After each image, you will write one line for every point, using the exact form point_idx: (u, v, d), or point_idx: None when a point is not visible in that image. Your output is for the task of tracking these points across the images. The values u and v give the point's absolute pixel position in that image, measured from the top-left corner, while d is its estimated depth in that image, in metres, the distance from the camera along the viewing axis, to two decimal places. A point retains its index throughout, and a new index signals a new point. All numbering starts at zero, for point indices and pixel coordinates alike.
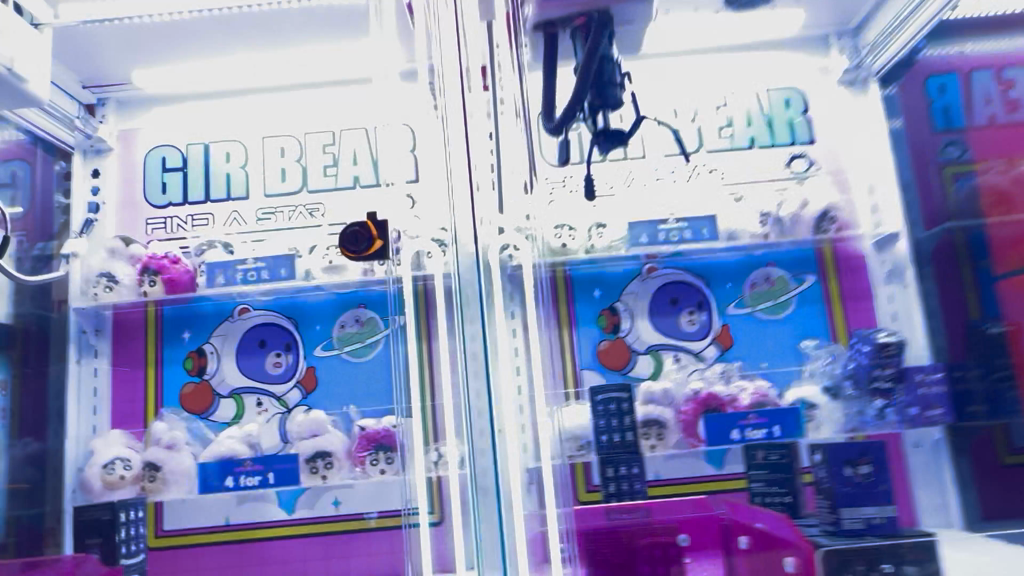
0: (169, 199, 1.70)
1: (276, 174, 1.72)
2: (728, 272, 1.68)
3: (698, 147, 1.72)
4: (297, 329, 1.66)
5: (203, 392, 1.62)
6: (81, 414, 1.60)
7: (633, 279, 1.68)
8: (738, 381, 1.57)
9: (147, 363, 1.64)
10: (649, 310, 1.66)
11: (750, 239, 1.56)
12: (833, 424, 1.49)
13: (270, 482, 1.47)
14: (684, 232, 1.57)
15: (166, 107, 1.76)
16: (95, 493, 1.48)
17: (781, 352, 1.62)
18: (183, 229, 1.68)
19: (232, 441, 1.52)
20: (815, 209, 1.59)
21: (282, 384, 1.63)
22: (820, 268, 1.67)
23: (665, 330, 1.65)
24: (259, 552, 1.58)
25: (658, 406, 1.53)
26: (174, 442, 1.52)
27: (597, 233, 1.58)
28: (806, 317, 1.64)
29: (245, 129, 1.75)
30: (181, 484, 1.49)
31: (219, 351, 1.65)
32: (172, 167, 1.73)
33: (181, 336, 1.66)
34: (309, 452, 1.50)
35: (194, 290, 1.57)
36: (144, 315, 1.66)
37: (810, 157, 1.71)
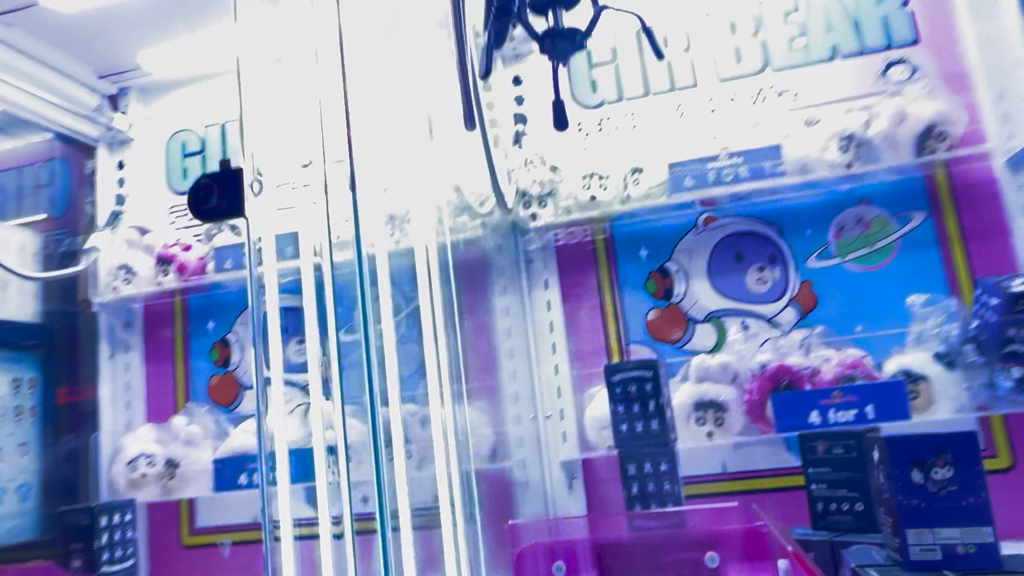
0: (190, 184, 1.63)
1: None
2: (808, 216, 1.35)
3: (764, 66, 1.40)
4: None
5: (228, 384, 1.54)
6: (116, 408, 1.57)
7: (688, 233, 1.39)
8: (821, 351, 1.26)
9: (175, 356, 1.59)
10: (708, 270, 1.37)
11: (827, 171, 1.24)
12: (948, 401, 1.15)
13: None
14: (740, 169, 1.27)
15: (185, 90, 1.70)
16: (120, 490, 1.45)
17: (881, 312, 1.29)
18: None
19: (246, 435, 1.42)
20: (917, 123, 1.22)
21: None
22: (933, 201, 1.30)
23: (730, 292, 1.36)
24: None
25: (714, 385, 1.25)
26: (191, 438, 1.46)
27: (633, 181, 1.33)
28: (915, 265, 1.29)
29: None
30: (198, 481, 1.42)
31: (242, 341, 1.56)
32: (191, 151, 1.66)
33: (205, 326, 1.59)
34: None
35: (205, 277, 1.49)
36: (170, 307, 1.61)
37: (913, 62, 1.34)
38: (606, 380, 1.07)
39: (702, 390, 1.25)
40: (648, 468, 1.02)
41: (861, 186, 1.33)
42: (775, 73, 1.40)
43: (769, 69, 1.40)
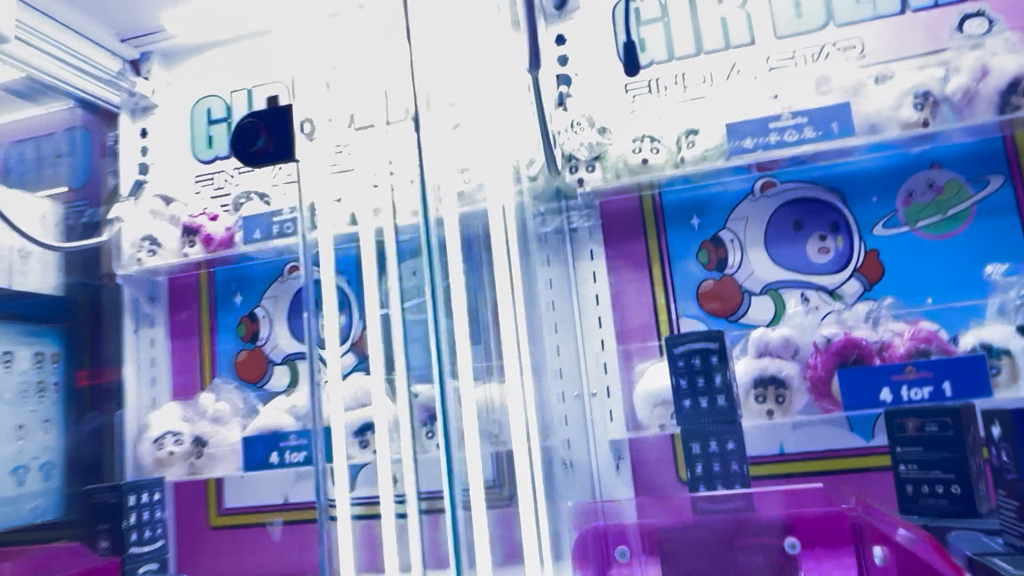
0: (216, 152, 1.59)
1: None
2: (874, 182, 1.26)
3: (826, 21, 1.31)
4: None
5: (255, 360, 1.49)
6: (141, 385, 1.52)
7: (744, 200, 1.31)
8: (891, 324, 1.17)
9: (201, 331, 1.53)
10: (765, 239, 1.29)
11: (902, 130, 1.16)
12: None
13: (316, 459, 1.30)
14: (804, 130, 1.18)
15: (209, 55, 1.63)
16: (146, 469, 1.40)
17: (954, 284, 1.20)
18: (230, 182, 1.55)
19: (277, 413, 1.36)
20: (1000, 77, 1.13)
21: None
22: (1012, 164, 1.20)
23: (788, 263, 1.28)
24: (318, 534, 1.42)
25: (777, 360, 1.17)
26: (219, 415, 1.40)
27: (687, 142, 1.24)
28: (989, 234, 1.20)
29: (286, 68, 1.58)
30: (228, 460, 1.36)
31: (271, 316, 1.50)
32: (217, 118, 1.61)
33: (233, 300, 1.53)
34: None
35: (233, 248, 1.42)
36: (197, 281, 1.55)
37: (991, 14, 1.24)
38: (667, 352, 1.00)
39: (762, 365, 1.17)
40: (713, 448, 0.95)
41: (932, 149, 1.24)
42: (837, 28, 1.30)
43: (831, 24, 1.31)
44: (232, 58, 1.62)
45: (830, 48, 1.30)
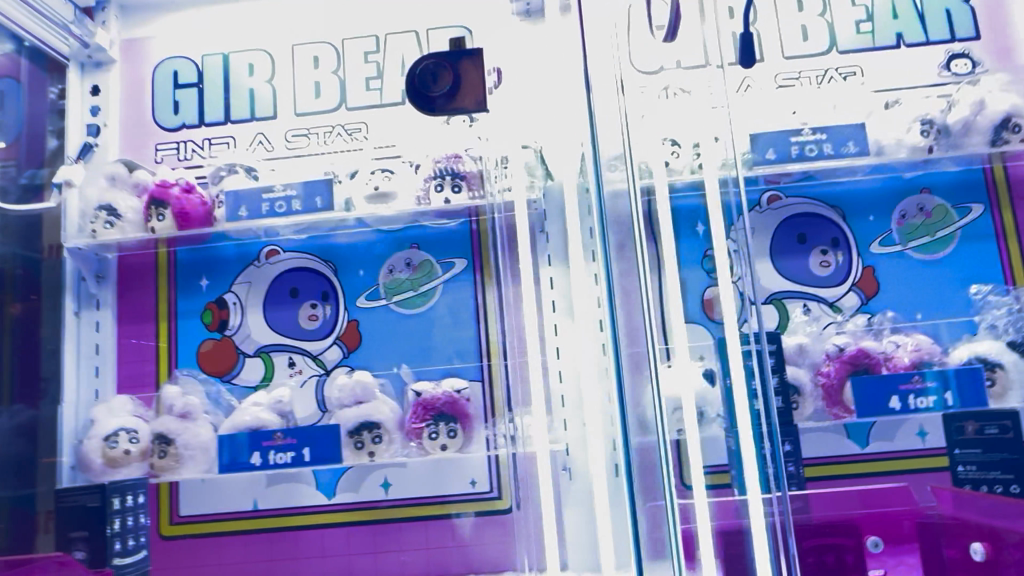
0: (183, 119, 1.42)
1: (309, 90, 1.42)
2: (871, 202, 1.33)
3: (829, 47, 1.37)
4: (336, 277, 1.36)
5: (223, 351, 1.34)
6: (82, 374, 1.34)
7: (751, 211, 1.34)
8: (892, 336, 1.24)
9: (157, 316, 1.37)
10: (771, 250, 1.33)
11: (910, 153, 1.23)
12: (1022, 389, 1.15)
13: (306, 461, 1.19)
14: (823, 146, 1.22)
15: (176, 13, 1.47)
16: (94, 472, 1.21)
17: (941, 301, 1.28)
18: (199, 155, 1.40)
19: (258, 410, 1.24)
20: (995, 113, 1.22)
21: (320, 340, 1.34)
22: (991, 195, 1.32)
23: (792, 273, 1.32)
24: (293, 543, 1.29)
25: (792, 368, 1.20)
26: (189, 410, 1.25)
27: None
28: (971, 257, 1.30)
29: (270, 36, 1.45)
30: (200, 461, 1.22)
31: (243, 303, 1.36)
32: (185, 82, 1.44)
33: (197, 283, 1.37)
34: (352, 423, 1.22)
35: (210, 227, 1.29)
36: (154, 260, 1.38)
37: (974, 56, 1.35)
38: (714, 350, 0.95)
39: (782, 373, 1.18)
40: None
41: (924, 176, 1.32)
42: (840, 55, 1.37)
43: (834, 51, 1.37)
44: (205, 19, 1.46)
45: (834, 72, 1.36)
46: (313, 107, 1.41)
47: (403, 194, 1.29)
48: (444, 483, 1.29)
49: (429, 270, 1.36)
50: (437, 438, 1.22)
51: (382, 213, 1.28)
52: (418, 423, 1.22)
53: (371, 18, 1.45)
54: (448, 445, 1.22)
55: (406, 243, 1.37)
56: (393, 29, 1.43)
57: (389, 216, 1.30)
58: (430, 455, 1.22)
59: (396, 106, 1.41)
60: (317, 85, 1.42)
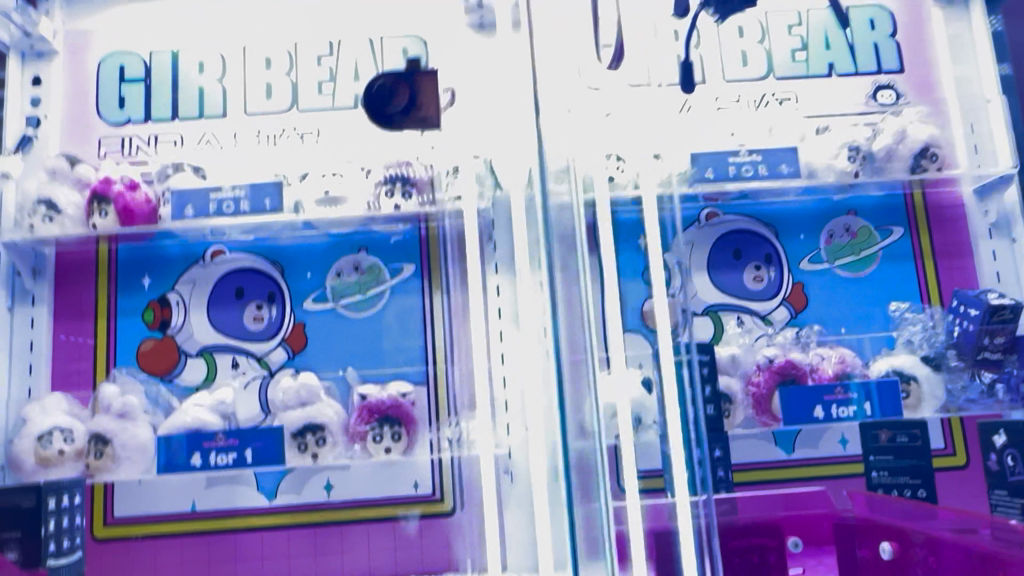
0: (128, 115, 1.40)
1: (259, 90, 1.42)
2: (801, 222, 1.40)
3: (767, 73, 1.45)
4: (282, 278, 1.36)
5: (166, 351, 1.33)
6: (15, 371, 1.30)
7: (690, 226, 1.39)
8: (817, 349, 1.31)
9: (96, 314, 1.34)
10: (708, 265, 1.39)
11: (836, 176, 1.31)
12: (934, 401, 1.24)
13: (248, 462, 1.18)
14: (758, 167, 1.29)
15: (124, 7, 1.45)
16: (26, 472, 1.19)
17: (864, 317, 1.36)
18: (143, 151, 1.38)
19: (200, 410, 1.23)
20: (914, 143, 1.32)
21: (264, 342, 1.34)
22: (910, 219, 1.41)
23: (727, 286, 1.38)
24: (231, 546, 1.29)
25: (726, 377, 1.25)
26: (127, 410, 1.23)
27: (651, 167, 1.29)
28: (891, 277, 1.38)
29: (222, 34, 1.44)
30: (137, 461, 1.20)
31: (187, 302, 1.35)
32: (132, 78, 1.42)
33: (138, 281, 1.35)
34: (296, 425, 1.22)
35: (155, 225, 1.27)
36: (94, 255, 1.36)
37: (898, 88, 1.44)
38: None
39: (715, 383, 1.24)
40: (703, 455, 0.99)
41: (850, 198, 1.41)
42: (777, 81, 1.45)
43: (771, 77, 1.45)
44: (153, 14, 1.44)
45: (771, 97, 1.44)
46: (263, 108, 1.41)
47: (352, 198, 1.30)
48: (388, 487, 1.31)
49: (377, 274, 1.37)
50: (381, 441, 1.23)
51: (333, 217, 1.29)
52: (362, 426, 1.23)
53: (325, 21, 1.45)
54: (392, 448, 1.23)
55: (354, 247, 1.38)
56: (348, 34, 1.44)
57: (338, 220, 1.31)
58: (374, 457, 1.23)
59: (348, 111, 1.42)
60: (268, 86, 1.42)
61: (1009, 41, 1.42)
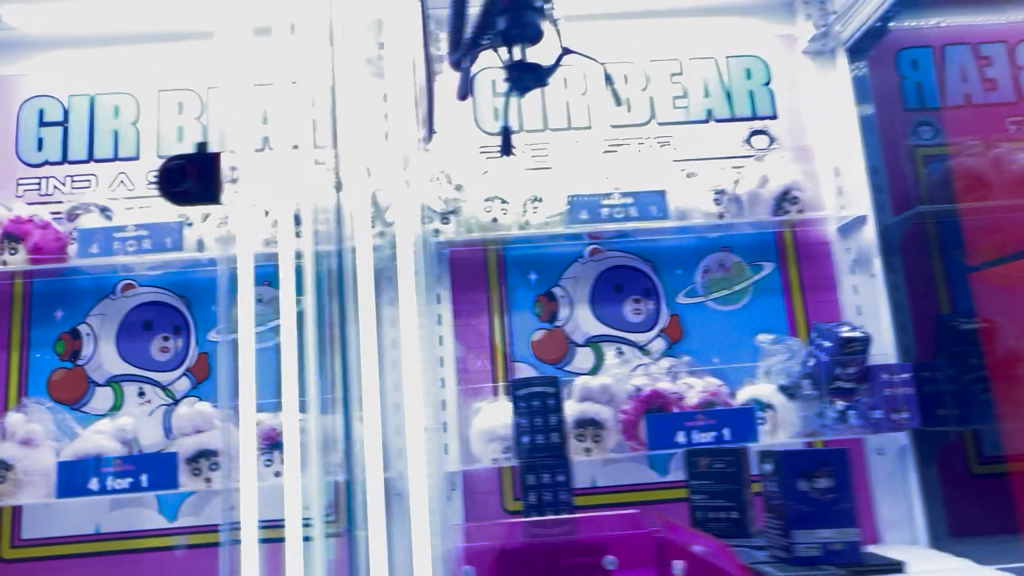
0: (45, 156, 1.49)
1: (171, 133, 1.51)
2: (679, 258, 1.50)
3: (649, 118, 1.55)
4: (188, 311, 1.45)
5: (75, 379, 1.41)
6: None
7: (575, 262, 1.49)
8: (686, 378, 1.40)
9: (10, 345, 1.42)
10: (591, 298, 1.48)
11: (704, 219, 1.41)
12: (790, 427, 1.35)
13: (142, 486, 1.25)
14: (630, 210, 1.38)
15: (46, 53, 1.54)
16: None
17: (735, 347, 1.47)
18: (59, 191, 1.47)
19: (100, 437, 1.30)
20: (776, 187, 1.42)
21: (169, 371, 1.42)
22: (780, 256, 1.51)
23: (608, 319, 1.47)
24: (132, 566, 1.35)
25: (595, 405, 1.34)
26: (31, 437, 1.30)
27: (532, 208, 1.40)
28: (761, 309, 1.49)
29: (138, 80, 1.54)
30: (38, 486, 1.27)
31: (97, 333, 1.43)
32: (50, 121, 1.51)
33: (52, 314, 1.44)
34: (191, 451, 1.31)
35: (63, 262, 1.36)
36: (10, 290, 1.44)
37: (771, 133, 1.56)
38: (511, 394, 1.12)
39: (583, 409, 1.33)
40: (546, 479, 1.08)
41: (724, 236, 1.51)
42: (658, 126, 1.55)
43: (653, 122, 1.55)
44: (73, 62, 1.54)
45: (653, 140, 1.54)
46: (175, 149, 1.50)
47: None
48: None
49: None
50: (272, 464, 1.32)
51: None
52: None
53: None
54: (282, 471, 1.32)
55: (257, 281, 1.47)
56: None
57: None
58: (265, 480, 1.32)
59: None
60: (180, 130, 1.51)
61: (870, 88, 1.55)
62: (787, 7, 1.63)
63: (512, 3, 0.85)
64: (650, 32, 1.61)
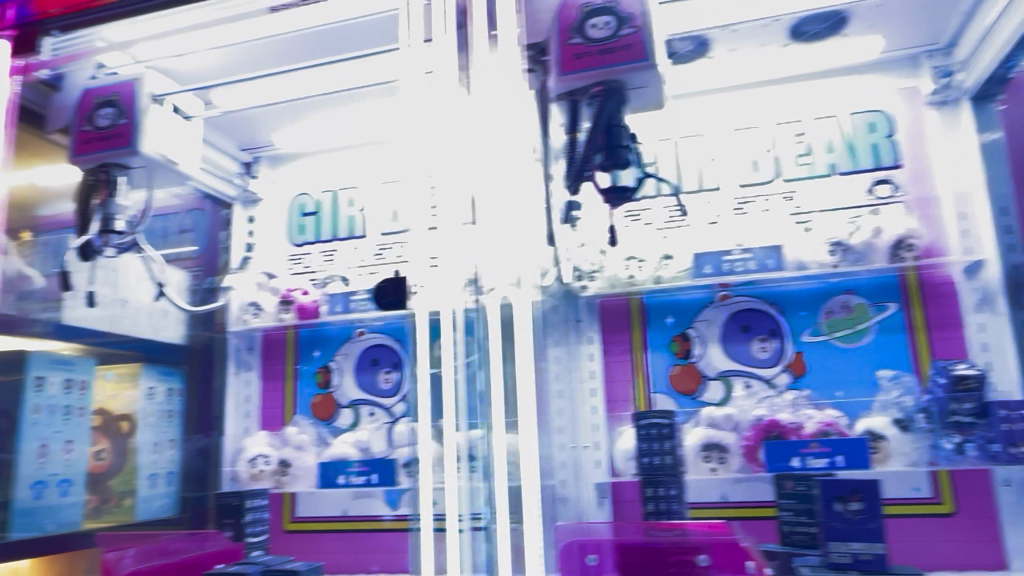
0: (306, 239, 2.03)
1: (388, 217, 1.97)
2: (802, 301, 1.69)
3: (776, 175, 1.74)
4: (406, 351, 1.91)
5: (328, 402, 1.93)
6: (237, 415, 1.96)
7: (707, 306, 1.74)
8: (805, 410, 1.58)
9: (285, 376, 1.96)
10: (721, 337, 1.72)
11: (819, 268, 1.60)
12: (904, 457, 1.47)
13: (373, 482, 1.72)
14: (749, 263, 1.62)
15: (304, 161, 2.08)
16: (243, 481, 1.83)
17: (858, 382, 1.62)
18: (315, 264, 1.99)
19: (345, 445, 1.80)
20: (890, 236, 1.57)
21: (390, 398, 1.90)
22: (904, 297, 1.64)
23: (736, 356, 1.70)
24: (370, 541, 1.83)
25: (719, 431, 1.58)
26: (301, 444, 1.84)
27: (664, 265, 1.68)
28: (885, 347, 1.63)
29: (364, 177, 2.03)
30: (307, 478, 1.80)
31: (341, 367, 1.94)
32: (308, 212, 2.04)
33: (312, 354, 1.97)
34: (406, 458, 1.75)
35: (319, 317, 1.86)
36: (283, 336, 1.98)
37: (895, 182, 1.68)
38: (635, 422, 1.41)
39: (708, 435, 1.57)
40: (662, 492, 1.36)
41: (847, 280, 1.67)
42: (784, 182, 1.74)
43: (779, 178, 1.74)
44: (321, 167, 2.08)
45: (779, 197, 1.73)
46: (391, 229, 1.96)
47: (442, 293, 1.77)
48: None
49: None
50: None
51: None
52: None
53: None
54: None
55: None
56: None
57: None
58: None
59: None
60: (394, 213, 1.97)
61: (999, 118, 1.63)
62: (914, 58, 1.74)
63: (606, 145, 1.20)
64: (776, 96, 1.80)
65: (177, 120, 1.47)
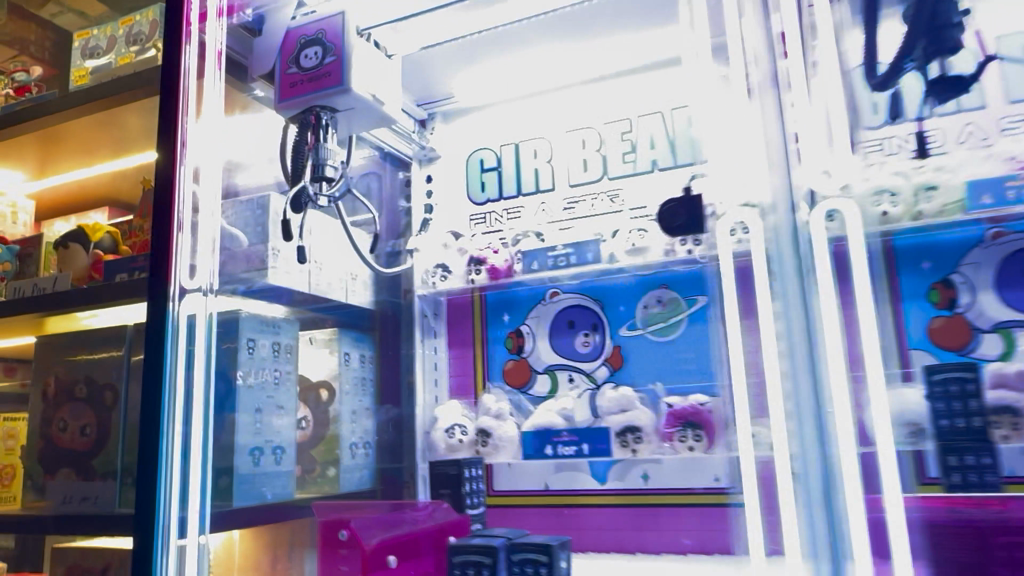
0: (488, 196, 1.91)
1: (579, 165, 1.84)
2: None
3: None
4: (605, 312, 1.75)
5: (521, 369, 1.80)
6: (426, 385, 1.86)
7: (975, 247, 1.49)
8: None
9: (474, 342, 1.85)
10: (994, 283, 1.47)
11: None
12: None
13: (584, 453, 1.59)
14: None
15: (480, 114, 1.97)
16: (440, 453, 1.73)
17: None
18: (500, 222, 1.88)
19: (549, 413, 1.66)
20: None
21: (591, 361, 1.73)
22: None
23: (1018, 304, 1.43)
24: (576, 518, 1.68)
25: (1012, 392, 1.27)
26: (500, 412, 1.71)
27: (926, 197, 1.37)
28: None
29: (549, 126, 1.89)
30: (509, 449, 1.67)
31: (535, 332, 1.81)
32: (488, 167, 1.93)
33: (502, 317, 1.84)
34: (619, 427, 1.57)
35: (514, 276, 1.74)
36: (470, 300, 1.88)
37: None
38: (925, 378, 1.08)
39: (998, 395, 1.27)
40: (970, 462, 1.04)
41: None
42: None
43: None
44: (498, 119, 1.95)
45: None
46: (582, 178, 1.82)
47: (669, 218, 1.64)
48: (691, 478, 1.59)
49: (678, 304, 1.68)
50: (686, 440, 1.52)
51: (640, 263, 1.63)
52: (670, 428, 1.53)
53: (624, 101, 1.82)
54: (694, 447, 1.51)
55: (657, 284, 1.70)
56: (643, 111, 1.79)
57: (646, 264, 1.64)
58: (680, 454, 1.53)
59: (647, 173, 1.76)
60: (585, 161, 1.83)
61: None
62: None
63: None
64: None
65: (380, 56, 1.35)
